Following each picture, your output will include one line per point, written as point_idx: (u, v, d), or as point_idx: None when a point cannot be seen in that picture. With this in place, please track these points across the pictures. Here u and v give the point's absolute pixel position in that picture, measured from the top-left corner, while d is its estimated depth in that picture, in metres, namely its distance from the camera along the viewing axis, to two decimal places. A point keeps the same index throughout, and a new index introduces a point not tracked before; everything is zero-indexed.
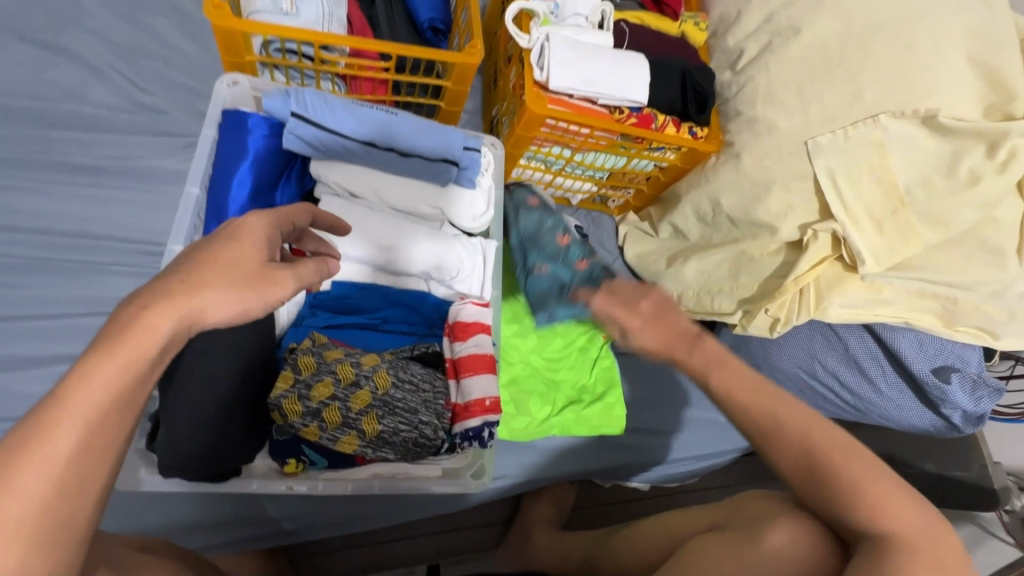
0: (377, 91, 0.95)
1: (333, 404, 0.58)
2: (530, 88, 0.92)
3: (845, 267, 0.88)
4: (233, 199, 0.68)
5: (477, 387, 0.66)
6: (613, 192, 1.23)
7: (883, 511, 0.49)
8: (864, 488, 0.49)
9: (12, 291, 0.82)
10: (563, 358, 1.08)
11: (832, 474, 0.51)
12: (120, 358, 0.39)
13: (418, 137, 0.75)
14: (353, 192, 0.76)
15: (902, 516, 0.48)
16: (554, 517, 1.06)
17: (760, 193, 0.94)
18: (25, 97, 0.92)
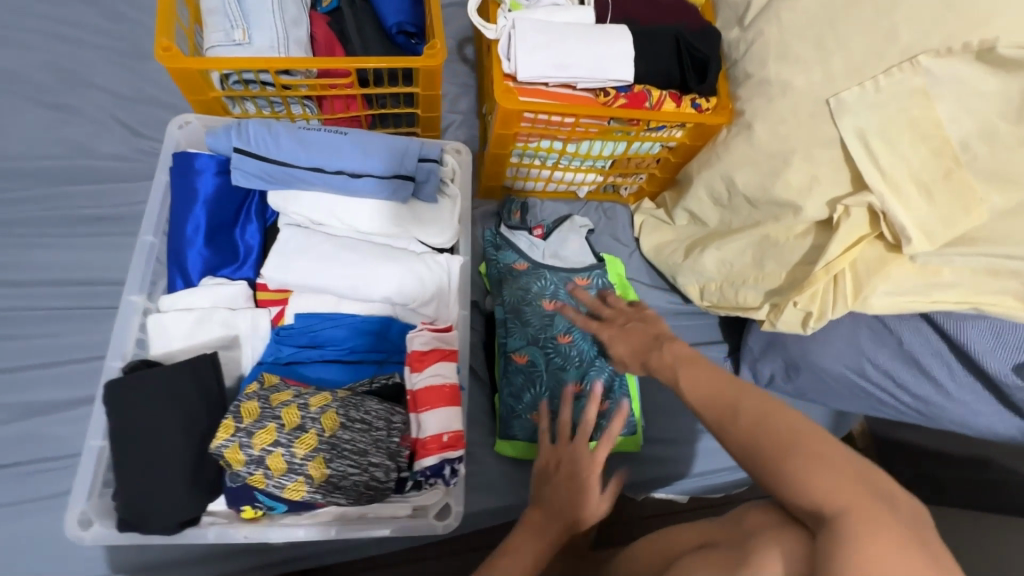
0: (350, 108, 0.92)
1: (276, 451, 0.56)
2: (500, 82, 0.84)
3: (889, 247, 0.73)
4: (191, 242, 0.69)
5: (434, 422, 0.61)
6: (623, 180, 1.12)
7: (829, 494, 0.51)
8: (807, 469, 0.54)
9: (41, 339, 0.89)
10: (572, 373, 0.97)
11: (776, 451, 0.56)
12: None
13: (369, 153, 0.71)
14: (312, 219, 0.73)
15: (852, 498, 0.50)
16: None
17: (778, 168, 0.80)
18: (40, 157, 0.98)
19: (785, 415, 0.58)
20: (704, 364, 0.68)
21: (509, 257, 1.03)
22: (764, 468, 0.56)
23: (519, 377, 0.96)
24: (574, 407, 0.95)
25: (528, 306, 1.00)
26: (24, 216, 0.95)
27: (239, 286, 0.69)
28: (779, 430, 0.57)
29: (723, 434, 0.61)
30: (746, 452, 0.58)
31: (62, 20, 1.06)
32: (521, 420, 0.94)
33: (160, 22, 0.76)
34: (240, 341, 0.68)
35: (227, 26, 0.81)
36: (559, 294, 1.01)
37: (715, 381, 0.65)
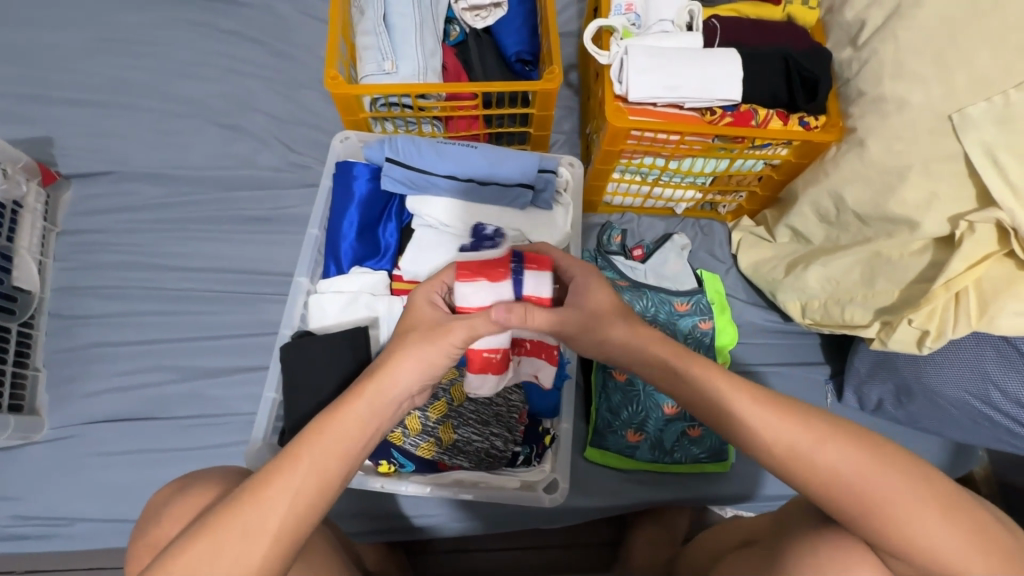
0: (472, 127, 1.04)
1: (413, 414, 0.69)
2: (610, 103, 0.92)
3: (1020, 265, 0.70)
4: (344, 237, 0.81)
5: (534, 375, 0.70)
6: (722, 197, 1.14)
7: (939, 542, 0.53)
8: (913, 522, 0.54)
9: (211, 317, 1.06)
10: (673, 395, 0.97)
11: (884, 512, 0.55)
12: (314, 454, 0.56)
13: (496, 166, 0.80)
14: (442, 222, 0.82)
15: (966, 546, 0.53)
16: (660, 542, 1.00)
17: (893, 183, 0.80)
18: (215, 167, 1.18)
19: (872, 459, 0.56)
20: (776, 405, 0.59)
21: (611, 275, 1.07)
22: (867, 517, 0.55)
23: (617, 395, 0.97)
24: (669, 428, 0.96)
25: None
26: (202, 215, 1.14)
27: (380, 276, 0.81)
28: (895, 494, 0.54)
29: (811, 484, 0.57)
30: (845, 502, 0.56)
31: (230, 55, 1.26)
32: (617, 436, 0.97)
33: (329, 55, 0.92)
34: (379, 323, 0.79)
35: (379, 58, 0.95)
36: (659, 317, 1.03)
37: (788, 425, 0.57)
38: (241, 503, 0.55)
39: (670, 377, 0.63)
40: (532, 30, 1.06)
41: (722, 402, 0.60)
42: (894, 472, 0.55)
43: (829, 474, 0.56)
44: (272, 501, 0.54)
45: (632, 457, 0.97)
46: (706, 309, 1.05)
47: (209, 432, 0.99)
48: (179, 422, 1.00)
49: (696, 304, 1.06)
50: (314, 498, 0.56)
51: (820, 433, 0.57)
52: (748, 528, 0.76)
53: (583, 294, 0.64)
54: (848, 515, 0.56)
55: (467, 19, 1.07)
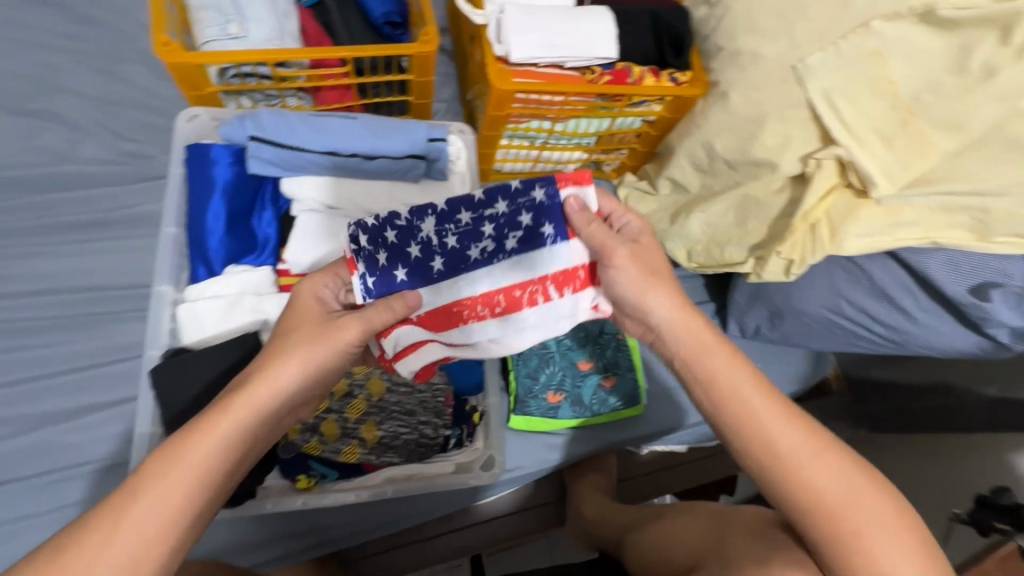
0: (344, 98, 0.95)
1: (330, 418, 0.67)
2: (492, 65, 0.88)
3: (857, 194, 0.82)
4: (212, 232, 0.71)
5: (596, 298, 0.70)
6: (606, 155, 1.18)
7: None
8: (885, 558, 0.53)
9: (46, 350, 0.87)
10: (583, 350, 1.02)
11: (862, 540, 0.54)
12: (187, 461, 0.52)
13: (382, 138, 0.74)
14: (327, 204, 0.75)
15: None
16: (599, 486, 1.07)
17: (754, 130, 0.88)
18: (17, 165, 0.94)
19: (859, 490, 0.56)
20: (794, 418, 0.59)
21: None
22: (839, 547, 0.55)
23: (534, 359, 0.99)
24: (585, 383, 1.00)
25: None
26: (9, 226, 0.91)
27: (263, 273, 0.71)
28: (875, 525, 0.54)
29: (796, 497, 0.57)
30: (820, 523, 0.56)
31: (16, 24, 1.01)
32: (538, 399, 0.98)
33: (155, 18, 0.76)
34: (269, 325, 0.69)
35: (221, 21, 0.81)
36: None
37: (798, 438, 0.58)
38: (102, 509, 0.50)
39: (704, 372, 0.62)
40: None
41: (748, 402, 0.59)
42: (880, 507, 0.55)
43: (818, 488, 0.56)
44: (134, 512, 0.50)
45: (556, 417, 0.99)
46: None
47: (67, 488, 0.82)
48: (22, 483, 0.82)
49: None
50: (175, 510, 0.51)
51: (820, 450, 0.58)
52: (692, 531, 0.73)
53: (635, 241, 0.67)
54: (821, 537, 0.56)
55: None
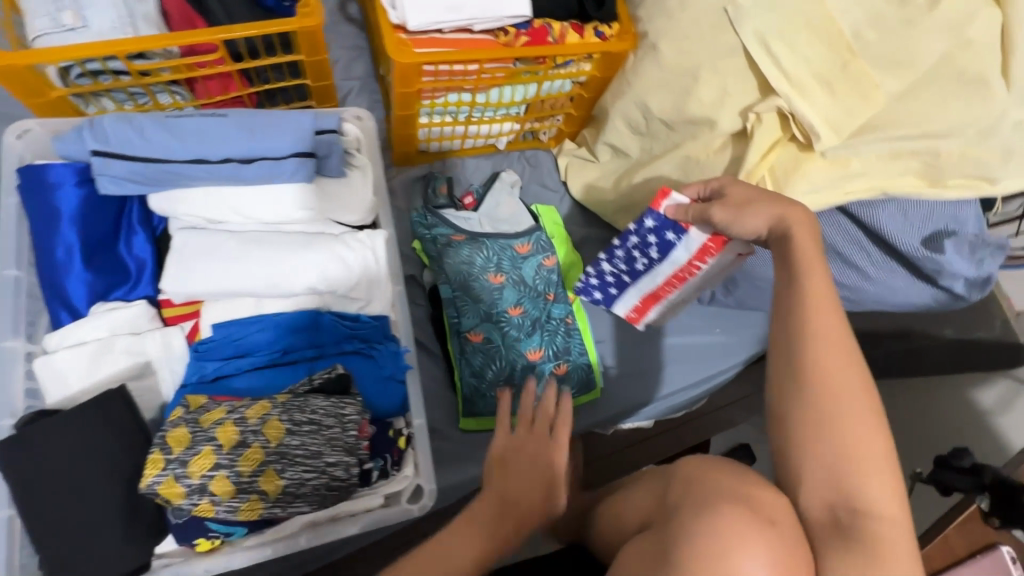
0: (230, 89, 0.82)
1: (219, 474, 0.51)
2: (389, 36, 0.77)
3: (801, 147, 0.74)
4: (66, 269, 0.60)
5: (735, 250, 0.74)
6: (541, 124, 1.08)
7: (874, 497, 0.50)
8: (866, 468, 0.51)
9: None
10: (532, 340, 0.95)
11: (850, 444, 0.51)
12: None
13: (258, 136, 0.63)
14: (212, 219, 0.66)
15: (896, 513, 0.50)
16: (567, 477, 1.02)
17: (688, 85, 0.80)
18: None
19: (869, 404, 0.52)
20: (840, 317, 0.55)
21: (443, 232, 0.97)
22: (822, 440, 0.52)
23: (477, 356, 0.92)
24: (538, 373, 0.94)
25: (474, 283, 0.95)
26: None
27: (138, 307, 0.62)
28: (868, 438, 0.51)
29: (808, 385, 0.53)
30: (815, 406, 0.52)
31: None
32: (487, 399, 0.91)
33: None
34: (153, 366, 0.61)
35: (53, 10, 0.68)
36: (503, 265, 0.97)
37: (833, 329, 0.55)
38: None
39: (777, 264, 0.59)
40: None
41: (800, 293, 0.56)
42: (873, 420, 0.52)
43: (832, 382, 0.53)
44: None
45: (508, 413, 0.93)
46: (548, 244, 1.01)
47: None
48: None
49: (540, 244, 1.01)
50: None
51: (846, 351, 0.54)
52: (641, 511, 0.63)
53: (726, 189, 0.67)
54: (804, 431, 0.53)
55: None
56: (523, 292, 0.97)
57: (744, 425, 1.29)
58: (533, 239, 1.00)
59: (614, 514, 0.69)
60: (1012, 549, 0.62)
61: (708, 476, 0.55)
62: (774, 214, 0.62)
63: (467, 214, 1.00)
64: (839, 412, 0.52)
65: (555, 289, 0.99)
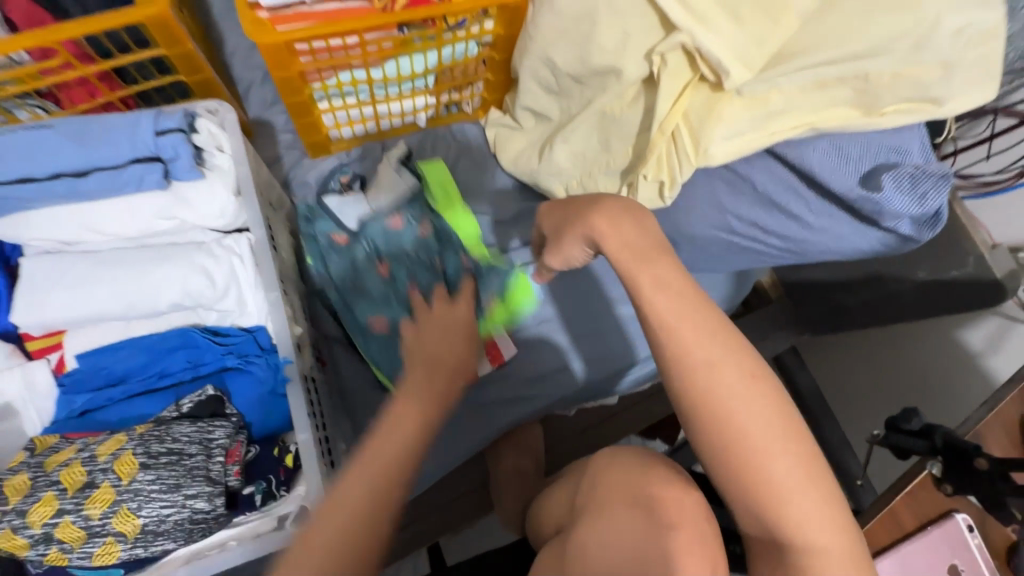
0: (94, 95, 0.76)
1: (64, 520, 0.49)
2: (246, 15, 0.69)
3: (714, 88, 0.66)
4: None
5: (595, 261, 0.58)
6: (460, 94, 1.00)
7: (805, 516, 0.45)
8: (788, 489, 0.45)
9: None
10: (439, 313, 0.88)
11: (759, 462, 0.46)
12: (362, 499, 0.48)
13: (88, 145, 0.57)
14: (64, 241, 0.61)
15: (832, 536, 0.45)
16: (527, 466, 0.97)
17: (588, 31, 0.71)
18: None
19: (762, 406, 0.47)
20: (708, 316, 0.50)
21: (325, 228, 0.90)
22: (733, 466, 0.46)
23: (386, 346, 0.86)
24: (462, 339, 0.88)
25: (364, 281, 0.89)
26: None
27: None
28: (777, 452, 0.46)
29: (693, 419, 0.48)
30: (709, 431, 0.47)
31: None
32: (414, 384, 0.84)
33: None
34: (15, 407, 0.58)
35: None
36: (385, 252, 0.89)
37: (703, 334, 0.49)
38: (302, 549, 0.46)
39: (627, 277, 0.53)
40: None
41: (654, 306, 0.50)
42: (773, 423, 0.47)
43: (713, 398, 0.47)
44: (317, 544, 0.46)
45: None
46: (422, 210, 0.91)
47: None
48: None
49: (416, 215, 0.92)
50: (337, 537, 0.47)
51: (722, 353, 0.48)
52: (562, 503, 0.59)
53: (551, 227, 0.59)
54: (709, 461, 0.48)
55: None
56: (412, 272, 0.88)
57: None
58: (406, 211, 0.92)
59: (538, 513, 0.65)
60: (969, 516, 0.56)
61: (608, 473, 0.54)
62: (583, 236, 0.55)
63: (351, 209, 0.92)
64: (735, 432, 0.46)
65: (449, 245, 0.90)
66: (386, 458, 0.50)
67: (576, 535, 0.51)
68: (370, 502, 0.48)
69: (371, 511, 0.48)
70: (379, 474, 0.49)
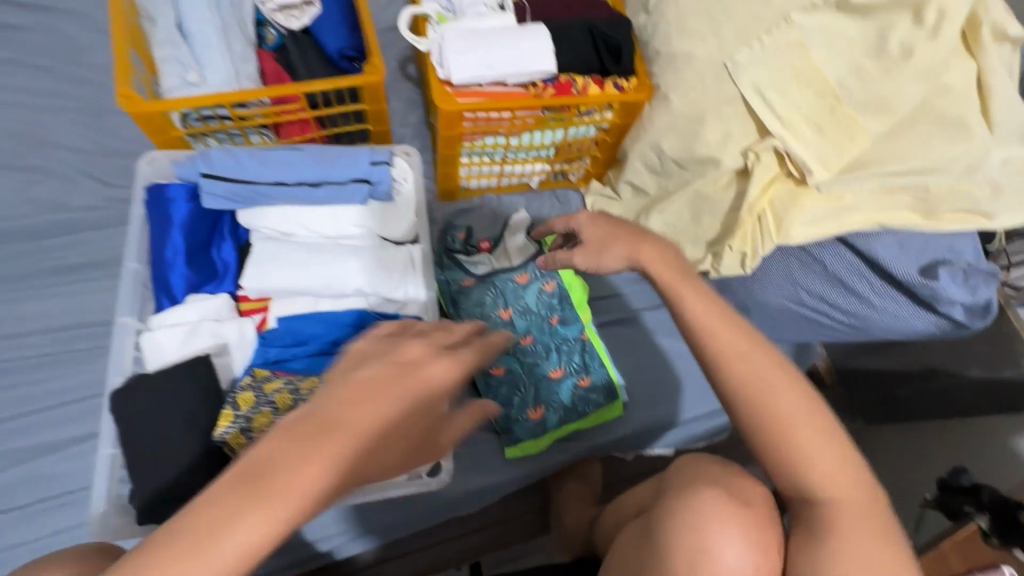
0: (306, 131, 1.00)
1: (275, 429, 0.66)
2: (438, 88, 0.92)
3: (797, 183, 0.82)
4: (172, 264, 0.75)
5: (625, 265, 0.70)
6: (570, 165, 1.20)
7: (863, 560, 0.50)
8: (846, 531, 0.51)
9: (27, 388, 0.93)
10: (549, 362, 1.04)
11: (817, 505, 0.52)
12: (266, 497, 0.36)
13: (327, 166, 0.78)
14: (285, 232, 0.80)
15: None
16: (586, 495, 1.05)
17: (695, 128, 0.90)
18: (18, 218, 1.04)
19: (829, 451, 0.53)
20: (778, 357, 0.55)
21: (457, 277, 1.09)
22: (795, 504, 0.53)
23: (504, 388, 1.01)
24: (561, 388, 1.03)
25: (487, 322, 1.05)
26: (17, 273, 1.00)
27: (222, 299, 0.76)
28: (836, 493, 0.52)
29: (767, 442, 0.53)
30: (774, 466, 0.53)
31: (9, 86, 1.12)
32: (522, 422, 1.00)
33: (119, 72, 0.84)
34: (229, 349, 0.75)
35: (180, 71, 0.89)
36: (510, 300, 1.06)
37: (767, 364, 0.54)
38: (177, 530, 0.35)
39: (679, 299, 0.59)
40: (351, 27, 1.03)
41: (722, 338, 0.55)
42: (831, 462, 0.52)
43: (782, 434, 0.53)
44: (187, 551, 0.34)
45: (544, 432, 1.01)
46: (545, 272, 1.09)
47: (51, 519, 0.85)
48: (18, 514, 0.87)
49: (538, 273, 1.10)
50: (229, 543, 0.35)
51: (795, 397, 0.54)
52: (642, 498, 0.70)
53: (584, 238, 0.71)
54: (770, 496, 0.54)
55: (281, 20, 1.04)
56: (531, 320, 1.06)
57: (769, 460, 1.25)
58: (531, 269, 1.09)
59: (616, 507, 0.77)
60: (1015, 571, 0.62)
61: (701, 469, 0.63)
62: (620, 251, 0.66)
63: (483, 258, 1.11)
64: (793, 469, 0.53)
65: (565, 306, 1.08)
66: (323, 448, 0.37)
67: (660, 514, 0.60)
68: (280, 496, 0.36)
69: (267, 496, 0.36)
70: (292, 480, 0.36)
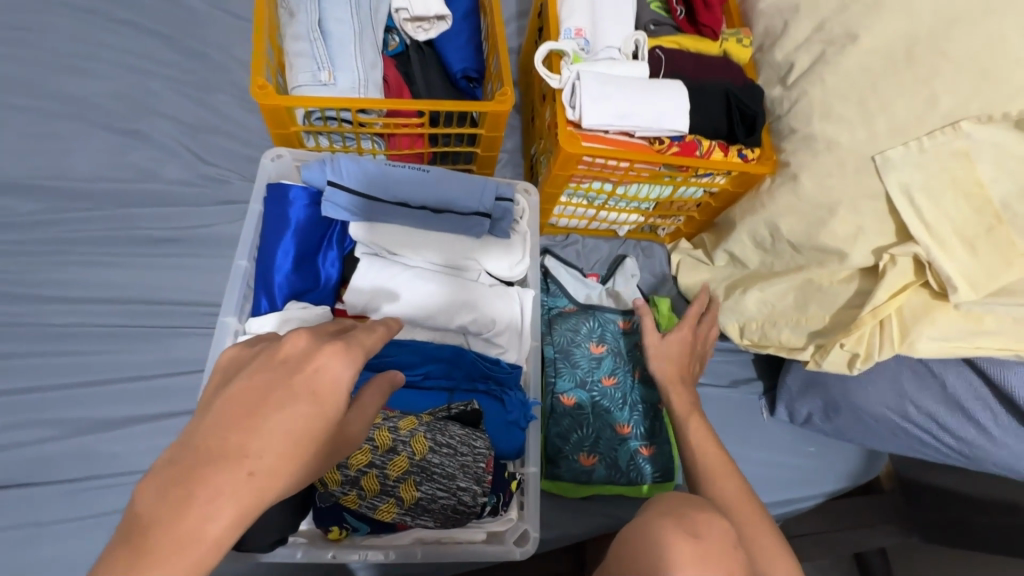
0: (415, 145, 0.98)
1: (371, 471, 0.59)
2: (563, 128, 0.90)
3: (934, 294, 0.77)
4: (278, 268, 0.73)
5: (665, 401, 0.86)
6: (663, 221, 1.16)
7: None
8: None
9: (100, 356, 0.93)
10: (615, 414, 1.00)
11: None
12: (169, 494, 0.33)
13: (451, 193, 0.75)
14: (391, 251, 0.76)
15: None
16: None
17: (823, 217, 0.86)
18: (112, 181, 1.04)
19: None
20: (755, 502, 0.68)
21: (560, 302, 1.06)
22: None
23: (566, 419, 0.98)
24: (624, 447, 0.98)
25: (576, 350, 1.02)
26: (101, 237, 1.00)
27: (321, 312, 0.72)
28: None
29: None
30: None
31: (126, 48, 1.13)
32: (569, 461, 0.96)
33: (255, 62, 0.82)
34: None
35: (313, 68, 0.87)
36: (607, 337, 1.03)
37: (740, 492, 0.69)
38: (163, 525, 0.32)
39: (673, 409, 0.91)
40: (476, 47, 1.00)
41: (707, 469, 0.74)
42: None
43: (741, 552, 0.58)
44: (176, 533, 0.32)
45: (588, 481, 0.97)
46: (645, 326, 1.06)
47: (105, 497, 0.86)
48: (62, 485, 0.86)
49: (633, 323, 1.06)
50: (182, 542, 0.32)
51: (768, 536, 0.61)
52: None
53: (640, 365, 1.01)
54: None
55: (409, 30, 1.01)
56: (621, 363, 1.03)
57: (813, 563, 1.17)
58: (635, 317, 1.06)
59: None
60: None
61: None
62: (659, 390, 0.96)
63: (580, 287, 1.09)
64: None
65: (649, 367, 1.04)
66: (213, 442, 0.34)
67: None
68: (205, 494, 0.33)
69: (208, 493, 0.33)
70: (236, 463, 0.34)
